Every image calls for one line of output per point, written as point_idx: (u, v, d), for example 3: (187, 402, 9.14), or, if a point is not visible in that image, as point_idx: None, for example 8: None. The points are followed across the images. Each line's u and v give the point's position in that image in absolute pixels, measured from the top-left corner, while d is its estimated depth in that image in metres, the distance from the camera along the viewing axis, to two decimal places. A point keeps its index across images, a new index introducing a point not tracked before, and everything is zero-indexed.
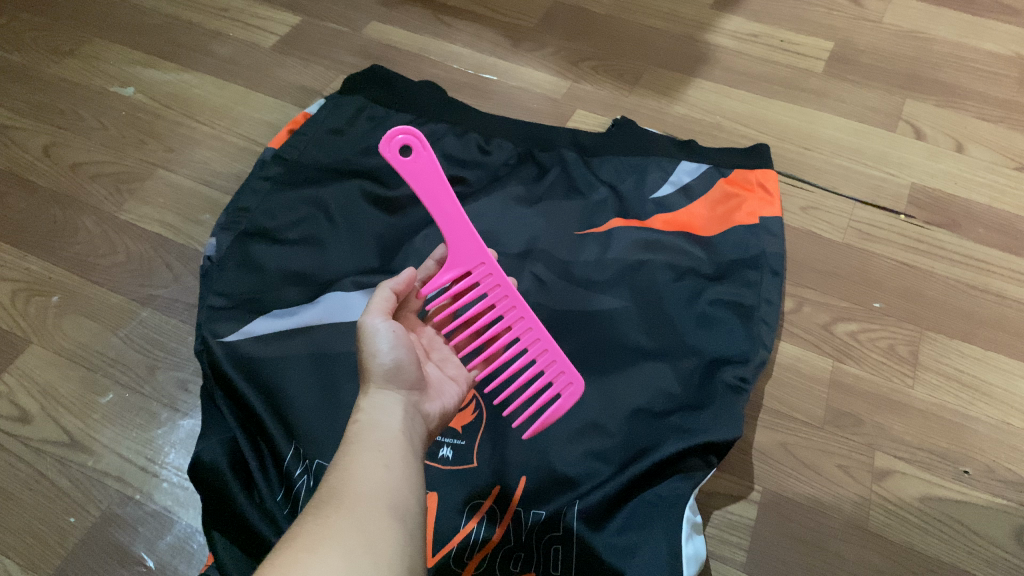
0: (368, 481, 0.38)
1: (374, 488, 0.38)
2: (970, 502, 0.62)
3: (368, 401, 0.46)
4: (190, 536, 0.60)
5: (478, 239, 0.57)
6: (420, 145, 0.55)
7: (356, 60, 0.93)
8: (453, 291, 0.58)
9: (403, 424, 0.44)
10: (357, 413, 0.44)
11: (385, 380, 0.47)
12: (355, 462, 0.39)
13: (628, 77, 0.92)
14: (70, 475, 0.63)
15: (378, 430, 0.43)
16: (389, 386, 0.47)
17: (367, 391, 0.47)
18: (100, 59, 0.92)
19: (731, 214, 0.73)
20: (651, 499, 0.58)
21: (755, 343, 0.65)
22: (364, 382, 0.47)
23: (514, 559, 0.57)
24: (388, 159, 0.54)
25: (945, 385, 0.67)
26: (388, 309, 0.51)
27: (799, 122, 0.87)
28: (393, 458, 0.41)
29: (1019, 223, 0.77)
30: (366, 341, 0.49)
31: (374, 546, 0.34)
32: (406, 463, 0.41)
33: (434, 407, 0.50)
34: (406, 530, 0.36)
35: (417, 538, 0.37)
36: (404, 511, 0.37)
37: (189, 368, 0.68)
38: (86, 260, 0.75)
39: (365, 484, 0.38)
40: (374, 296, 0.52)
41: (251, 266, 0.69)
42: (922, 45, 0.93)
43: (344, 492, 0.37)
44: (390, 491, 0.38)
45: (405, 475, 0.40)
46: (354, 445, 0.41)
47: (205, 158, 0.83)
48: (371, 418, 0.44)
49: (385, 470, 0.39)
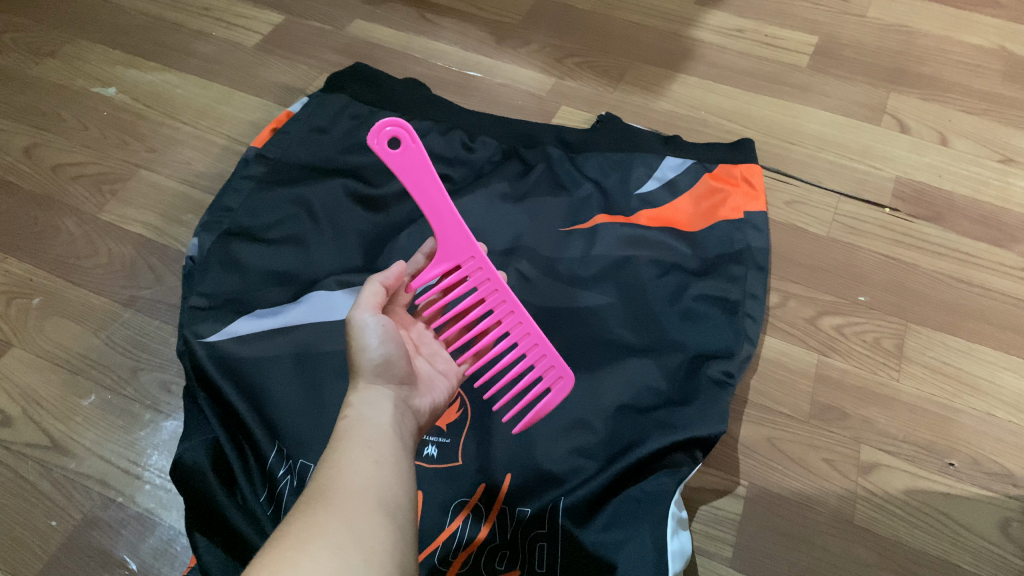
0: (358, 476, 0.38)
1: (364, 483, 0.38)
2: (955, 494, 0.62)
3: (357, 399, 0.45)
4: (174, 538, 0.60)
5: (468, 232, 0.56)
6: (409, 137, 0.53)
7: (339, 59, 0.93)
8: (442, 285, 0.57)
9: (392, 421, 0.44)
10: (346, 410, 0.44)
11: (374, 376, 0.47)
12: (344, 458, 0.39)
13: (613, 73, 0.92)
14: (51, 478, 0.62)
15: (367, 427, 0.43)
16: (379, 382, 0.47)
17: (356, 386, 0.47)
18: (81, 60, 0.92)
19: (715, 209, 0.73)
20: (635, 495, 0.57)
21: (739, 338, 0.65)
22: (354, 378, 0.47)
23: (500, 557, 0.57)
24: (377, 151, 0.53)
25: (930, 378, 0.67)
26: (378, 304, 0.51)
27: (783, 117, 0.87)
28: (382, 454, 0.41)
29: (1003, 216, 0.77)
30: (355, 336, 0.48)
31: (364, 541, 0.34)
32: (395, 459, 0.41)
33: (424, 402, 0.50)
34: (397, 525, 0.36)
35: (407, 533, 0.37)
36: (394, 506, 0.37)
37: (172, 370, 0.68)
38: (67, 261, 0.74)
39: (355, 479, 0.38)
40: (365, 289, 0.51)
41: (233, 265, 0.69)
42: (906, 39, 0.93)
43: (334, 487, 0.37)
44: (380, 487, 0.38)
45: (394, 471, 0.40)
46: (343, 442, 0.41)
47: (188, 158, 0.83)
48: (360, 414, 0.44)
49: (375, 466, 0.39)
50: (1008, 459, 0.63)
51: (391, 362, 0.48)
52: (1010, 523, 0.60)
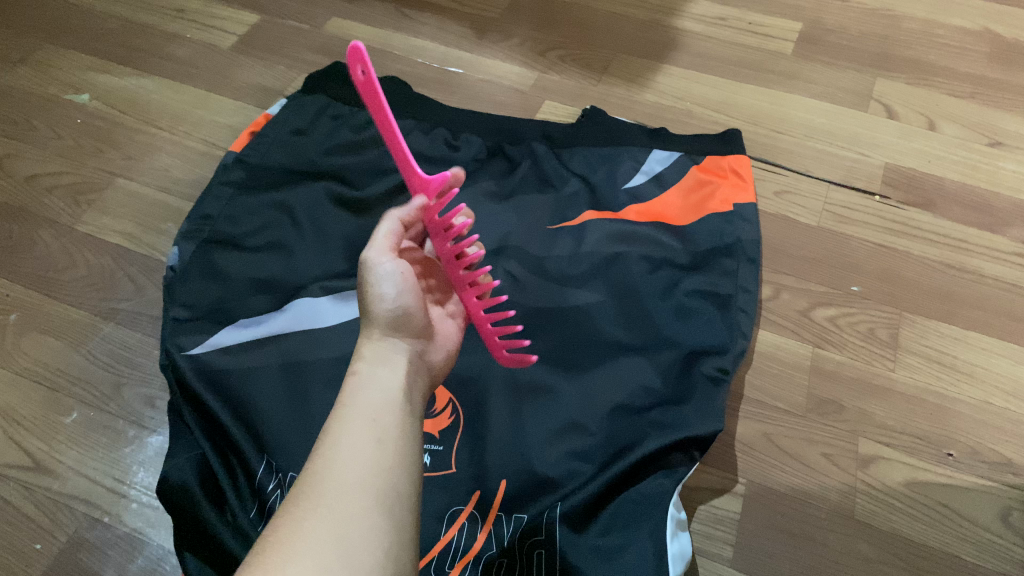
0: (358, 463, 0.36)
1: (364, 471, 0.36)
2: (955, 485, 0.61)
3: (368, 352, 0.44)
4: (163, 557, 0.59)
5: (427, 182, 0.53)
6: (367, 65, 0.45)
7: (317, 58, 0.91)
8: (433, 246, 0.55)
9: (404, 383, 0.43)
10: (357, 364, 0.43)
11: (388, 328, 0.46)
12: (347, 434, 0.37)
13: (596, 66, 0.90)
14: (35, 500, 0.61)
15: (375, 393, 0.41)
16: (390, 333, 0.46)
17: (367, 337, 0.45)
18: (53, 67, 0.90)
19: (704, 202, 0.72)
20: (634, 498, 0.57)
21: (733, 333, 0.64)
22: (365, 327, 0.46)
23: (497, 566, 0.55)
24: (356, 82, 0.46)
25: (926, 367, 0.67)
26: (392, 248, 0.50)
27: (770, 106, 0.86)
28: (387, 429, 0.39)
29: (992, 200, 0.77)
30: (371, 285, 0.47)
31: (350, 545, 0.32)
32: (401, 435, 0.39)
33: (436, 355, 0.50)
34: (392, 519, 0.34)
35: (404, 525, 0.35)
36: (394, 498, 0.35)
37: (156, 384, 0.66)
38: (44, 275, 0.73)
39: (351, 464, 0.36)
40: (378, 230, 0.50)
41: (215, 275, 0.67)
42: (890, 23, 0.93)
43: (331, 472, 0.35)
44: (379, 472, 0.36)
45: (398, 450, 0.38)
46: (347, 411, 0.39)
47: (165, 165, 0.81)
48: (369, 371, 0.42)
49: (377, 444, 0.37)
50: (1006, 447, 0.63)
51: (410, 313, 0.47)
52: (1011, 512, 0.60)
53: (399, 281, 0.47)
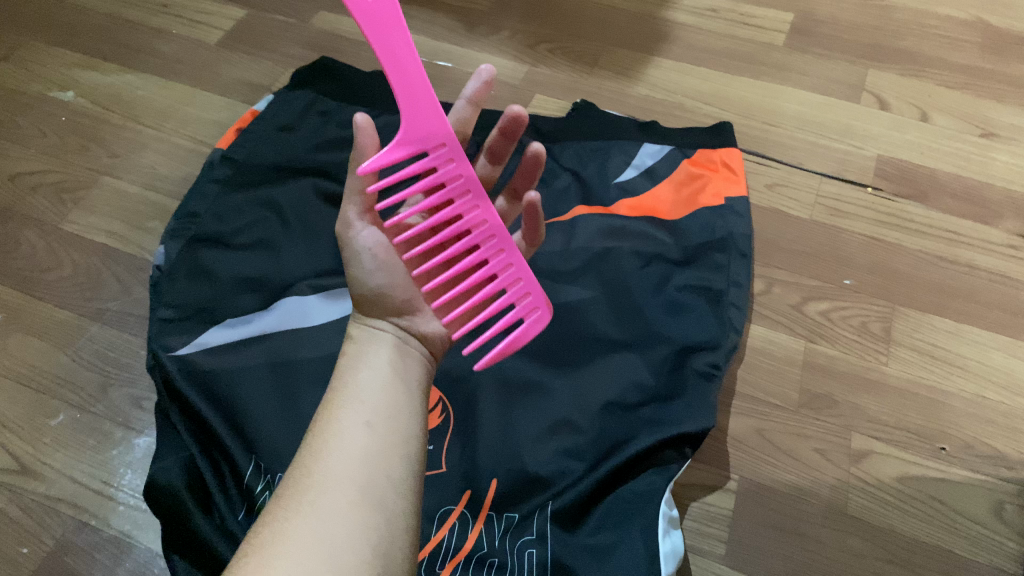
0: (348, 451, 0.37)
1: (353, 457, 0.37)
2: (948, 479, 0.61)
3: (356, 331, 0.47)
4: (151, 560, 0.58)
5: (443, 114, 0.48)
6: None
7: (305, 53, 0.90)
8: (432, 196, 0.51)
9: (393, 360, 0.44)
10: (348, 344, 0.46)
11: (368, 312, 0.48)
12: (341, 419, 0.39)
13: (587, 58, 0.90)
14: (21, 504, 0.60)
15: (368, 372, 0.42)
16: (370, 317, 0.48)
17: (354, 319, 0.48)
18: (37, 63, 0.88)
19: (696, 196, 0.71)
20: (626, 496, 0.56)
21: (726, 328, 0.63)
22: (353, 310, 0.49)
23: (487, 566, 0.55)
24: None
25: (919, 361, 0.66)
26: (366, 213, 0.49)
27: (762, 98, 0.85)
28: (378, 411, 0.40)
29: (986, 192, 0.76)
30: (350, 262, 0.48)
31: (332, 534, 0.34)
32: (395, 415, 0.40)
33: (431, 326, 0.49)
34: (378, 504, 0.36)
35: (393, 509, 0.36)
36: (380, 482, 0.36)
37: (144, 384, 0.66)
38: (29, 275, 0.72)
39: (340, 452, 0.37)
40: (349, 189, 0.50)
41: (202, 274, 0.66)
42: (882, 13, 0.92)
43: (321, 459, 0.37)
44: (368, 457, 0.37)
45: (388, 433, 0.39)
46: (342, 392, 0.41)
47: (152, 162, 0.80)
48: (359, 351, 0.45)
49: (367, 427, 0.39)
50: (999, 441, 0.62)
51: (388, 288, 0.48)
52: (1004, 507, 0.60)
53: (375, 255, 0.48)
